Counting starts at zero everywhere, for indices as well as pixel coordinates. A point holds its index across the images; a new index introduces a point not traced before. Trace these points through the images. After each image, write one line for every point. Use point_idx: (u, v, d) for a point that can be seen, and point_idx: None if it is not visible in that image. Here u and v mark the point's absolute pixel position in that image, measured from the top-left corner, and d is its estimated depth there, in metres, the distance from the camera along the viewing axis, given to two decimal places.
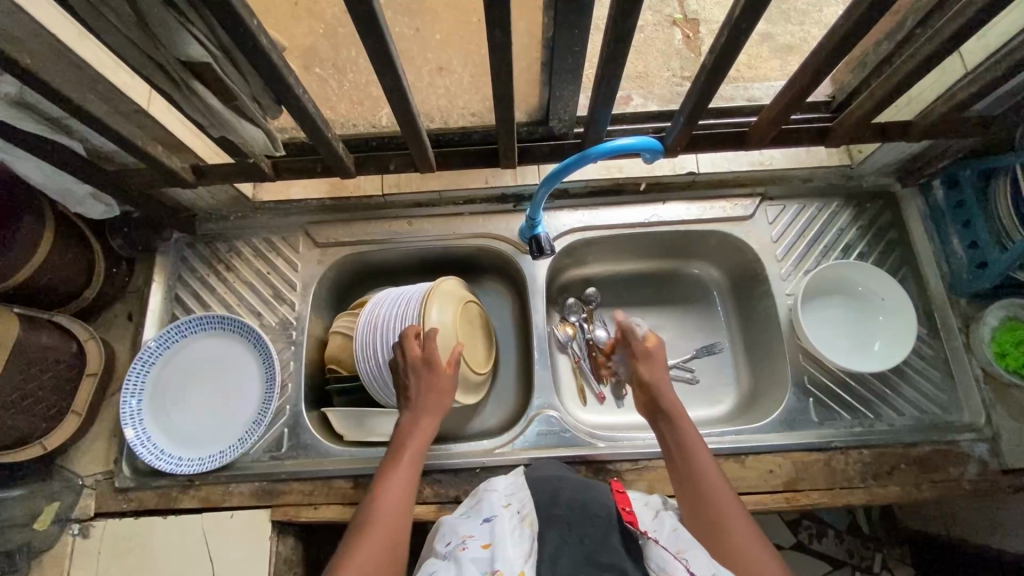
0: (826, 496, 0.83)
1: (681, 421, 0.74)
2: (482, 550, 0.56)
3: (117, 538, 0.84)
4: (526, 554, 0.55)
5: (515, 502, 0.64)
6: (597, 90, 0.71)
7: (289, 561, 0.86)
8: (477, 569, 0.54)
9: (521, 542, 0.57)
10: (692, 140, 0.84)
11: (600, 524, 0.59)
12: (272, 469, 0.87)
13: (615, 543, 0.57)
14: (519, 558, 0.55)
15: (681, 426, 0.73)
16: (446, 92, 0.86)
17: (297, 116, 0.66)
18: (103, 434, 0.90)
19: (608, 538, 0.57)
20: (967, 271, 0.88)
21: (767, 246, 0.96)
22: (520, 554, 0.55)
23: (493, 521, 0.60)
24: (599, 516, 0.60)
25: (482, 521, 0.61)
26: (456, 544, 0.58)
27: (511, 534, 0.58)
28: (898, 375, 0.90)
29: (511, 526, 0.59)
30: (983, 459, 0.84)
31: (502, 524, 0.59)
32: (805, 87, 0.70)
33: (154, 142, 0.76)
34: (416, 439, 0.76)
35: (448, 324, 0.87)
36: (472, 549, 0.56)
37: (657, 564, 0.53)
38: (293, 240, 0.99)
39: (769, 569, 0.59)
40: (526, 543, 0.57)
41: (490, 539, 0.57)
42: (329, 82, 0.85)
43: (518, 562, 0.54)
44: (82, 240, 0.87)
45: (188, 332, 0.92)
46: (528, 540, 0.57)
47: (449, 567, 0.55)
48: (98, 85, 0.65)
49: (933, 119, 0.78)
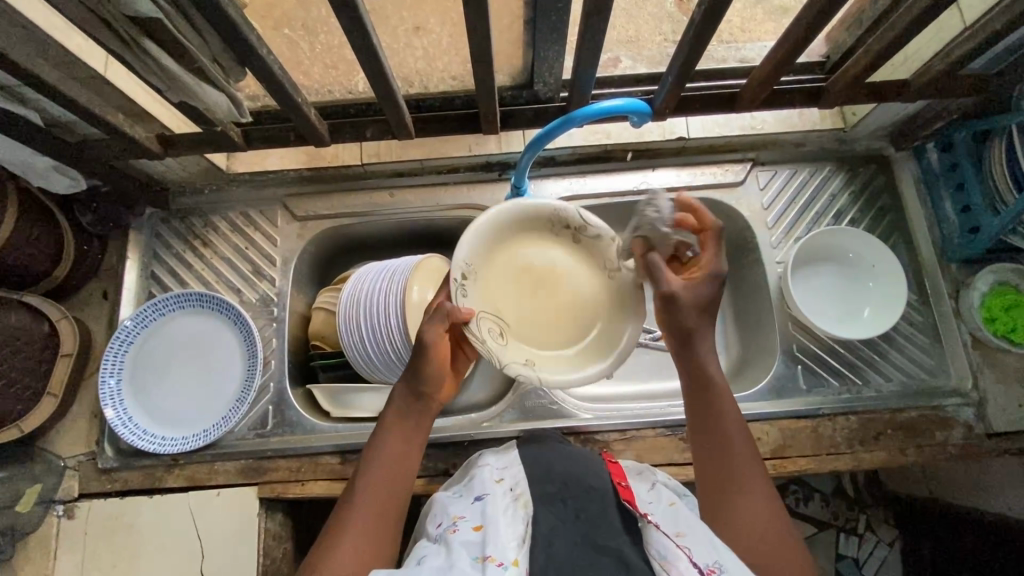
0: (813, 462, 0.83)
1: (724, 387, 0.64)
2: (472, 533, 0.55)
3: (103, 517, 0.83)
4: (519, 537, 0.54)
5: (508, 478, 0.65)
6: (581, 49, 0.67)
7: (278, 536, 0.86)
8: (467, 554, 0.52)
9: (514, 524, 0.56)
10: (681, 102, 0.81)
11: (595, 497, 0.60)
12: (257, 446, 0.86)
13: (613, 521, 0.56)
14: (511, 542, 0.53)
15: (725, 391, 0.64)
16: (425, 55, 0.81)
17: (262, 79, 0.62)
18: (84, 415, 0.89)
19: (606, 514, 0.57)
20: (958, 236, 0.88)
21: (758, 213, 0.94)
22: (513, 538, 0.54)
23: (484, 501, 0.59)
24: (594, 489, 0.61)
25: (473, 500, 0.61)
26: (447, 526, 0.57)
27: (504, 514, 0.57)
28: (886, 341, 0.89)
29: (504, 505, 0.59)
30: (969, 423, 0.84)
31: (492, 504, 0.58)
32: (797, 42, 0.67)
33: (115, 111, 0.72)
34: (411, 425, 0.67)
35: (553, 253, 0.74)
36: (463, 532, 0.55)
37: (658, 551, 0.51)
38: (271, 214, 0.96)
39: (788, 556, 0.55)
40: (520, 525, 0.56)
41: (480, 521, 0.56)
42: (299, 44, 0.79)
43: (511, 548, 0.53)
44: (48, 216, 0.83)
45: (166, 311, 0.90)
46: (521, 522, 0.56)
47: (439, 552, 0.53)
48: (46, 48, 0.61)
49: (929, 78, 0.75)
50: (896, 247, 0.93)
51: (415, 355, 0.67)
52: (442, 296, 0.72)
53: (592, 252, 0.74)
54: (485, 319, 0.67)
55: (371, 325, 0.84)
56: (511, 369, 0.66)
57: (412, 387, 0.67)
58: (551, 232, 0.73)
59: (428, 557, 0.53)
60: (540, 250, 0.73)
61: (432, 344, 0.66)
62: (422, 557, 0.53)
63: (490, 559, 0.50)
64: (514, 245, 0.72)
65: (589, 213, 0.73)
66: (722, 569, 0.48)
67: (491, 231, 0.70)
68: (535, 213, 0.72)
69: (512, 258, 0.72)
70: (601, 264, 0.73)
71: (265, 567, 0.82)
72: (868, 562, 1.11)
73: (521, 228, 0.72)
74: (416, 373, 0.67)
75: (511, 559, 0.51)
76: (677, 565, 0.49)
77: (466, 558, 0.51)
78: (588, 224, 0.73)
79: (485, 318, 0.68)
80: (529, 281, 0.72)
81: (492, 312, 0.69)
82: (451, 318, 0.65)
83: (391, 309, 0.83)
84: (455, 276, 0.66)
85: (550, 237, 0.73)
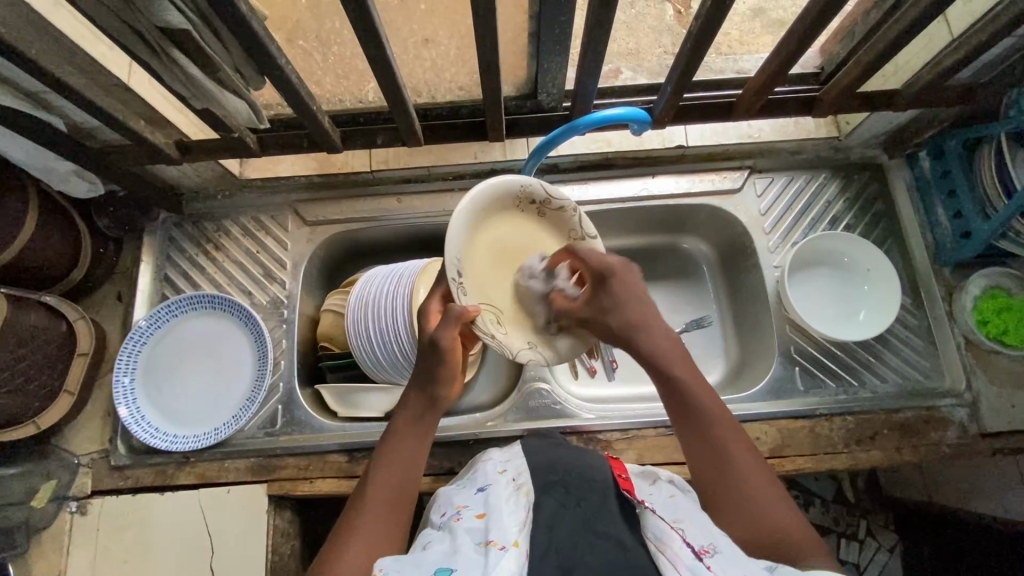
0: (810, 461, 0.85)
1: (694, 384, 0.67)
2: (476, 520, 0.57)
3: (116, 513, 0.85)
4: (522, 522, 0.55)
5: (510, 468, 0.67)
6: (584, 60, 0.71)
7: (286, 533, 0.88)
8: (471, 540, 0.54)
9: (517, 511, 0.57)
10: (680, 111, 0.84)
11: (597, 489, 0.61)
12: (267, 445, 0.88)
13: (613, 508, 0.58)
14: (514, 526, 0.54)
15: (697, 388, 0.67)
16: (433, 65, 0.84)
17: (280, 87, 0.65)
18: (97, 413, 0.91)
19: (606, 503, 0.59)
20: (951, 241, 0.90)
21: (755, 219, 0.96)
22: (515, 522, 0.55)
23: (487, 491, 0.62)
24: (596, 481, 0.63)
25: (477, 490, 0.63)
26: (452, 515, 0.60)
27: (506, 502, 0.59)
28: (881, 343, 0.91)
29: (506, 494, 0.60)
30: (963, 423, 0.86)
31: (496, 493, 0.61)
32: (792, 53, 0.69)
33: (137, 117, 0.75)
34: (413, 428, 0.69)
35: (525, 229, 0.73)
36: (467, 519, 0.58)
37: (653, 534, 0.53)
38: (282, 219, 0.99)
39: (793, 523, 0.59)
40: (521, 511, 0.57)
41: (484, 509, 0.58)
42: (313, 55, 0.81)
43: (513, 531, 0.54)
44: (67, 219, 0.86)
45: (180, 312, 0.92)
46: (523, 509, 0.57)
47: (444, 538, 0.56)
48: (74, 56, 0.64)
49: (920, 87, 0.78)
50: (890, 252, 0.95)
51: (429, 358, 0.68)
52: (437, 294, 0.71)
53: (560, 223, 0.74)
54: (486, 312, 0.68)
55: (379, 327, 0.86)
56: (524, 355, 0.70)
57: (426, 391, 0.69)
58: (518, 208, 0.72)
59: (433, 542, 0.56)
60: (512, 225, 0.72)
61: (447, 349, 0.67)
62: (428, 542, 0.56)
63: (493, 542, 0.52)
64: (488, 230, 0.70)
65: (553, 186, 0.71)
66: (716, 549, 0.52)
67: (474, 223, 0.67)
68: (504, 193, 0.69)
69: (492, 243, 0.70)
70: (570, 235, 0.74)
71: (273, 563, 0.84)
72: (869, 567, 1.13)
73: (491, 208, 0.69)
74: (430, 377, 0.69)
75: (512, 542, 0.52)
76: (672, 546, 0.51)
77: (470, 543, 0.53)
78: (552, 198, 0.71)
79: (487, 311, 0.69)
80: (507, 263, 0.71)
81: (490, 303, 0.69)
82: (462, 318, 0.65)
83: (398, 311, 0.85)
84: (452, 276, 0.65)
85: (520, 211, 0.72)
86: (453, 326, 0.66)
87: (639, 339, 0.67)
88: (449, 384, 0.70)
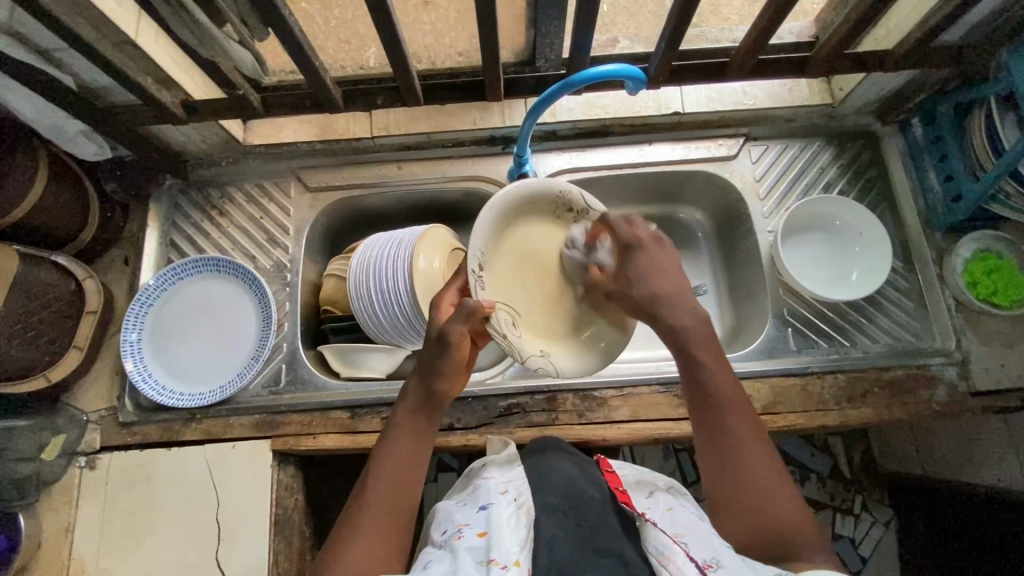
0: (801, 418, 0.87)
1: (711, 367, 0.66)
2: (477, 538, 0.59)
3: (123, 469, 0.87)
4: (522, 542, 0.58)
5: (512, 488, 0.67)
6: (579, 16, 0.72)
7: (290, 489, 0.90)
8: (472, 558, 0.56)
9: (518, 530, 0.59)
10: (675, 71, 0.85)
11: (595, 504, 0.66)
12: (271, 402, 0.90)
13: (614, 522, 0.63)
14: (514, 546, 0.57)
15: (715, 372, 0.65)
16: (433, 30, 0.89)
17: (281, 40, 0.67)
18: (106, 371, 0.93)
19: (608, 518, 0.64)
20: (942, 205, 0.92)
21: (750, 185, 0.98)
22: (516, 542, 0.58)
23: (488, 510, 0.62)
24: (593, 497, 0.67)
25: (478, 508, 0.64)
26: (452, 533, 0.61)
27: (508, 521, 0.60)
28: (873, 305, 0.93)
29: (507, 513, 0.62)
30: (952, 382, 0.88)
31: (497, 512, 0.62)
32: (781, 8, 0.71)
33: (144, 75, 0.77)
34: (415, 424, 0.69)
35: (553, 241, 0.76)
36: (468, 538, 0.59)
37: (655, 547, 0.55)
38: (285, 185, 1.01)
39: (800, 530, 0.57)
40: (522, 530, 0.60)
41: (485, 527, 0.60)
42: (316, 18, 0.88)
43: (514, 550, 0.56)
44: (77, 180, 0.88)
45: (184, 275, 0.94)
46: (524, 529, 0.60)
47: (444, 558, 0.57)
48: (83, 10, 0.66)
49: (908, 47, 0.79)
50: (882, 217, 0.97)
51: (434, 350, 0.69)
52: (452, 288, 0.75)
53: None
54: (502, 311, 0.70)
55: (380, 288, 0.88)
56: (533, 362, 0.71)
57: (427, 381, 0.70)
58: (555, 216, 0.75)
59: (433, 562, 0.57)
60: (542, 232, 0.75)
61: (455, 342, 0.68)
62: (428, 562, 0.58)
63: (494, 562, 0.54)
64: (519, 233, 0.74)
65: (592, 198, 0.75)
66: (720, 564, 0.51)
67: (506, 218, 0.71)
68: (542, 197, 0.73)
69: (518, 245, 0.74)
70: None
71: (277, 516, 0.86)
72: (864, 542, 1.15)
73: (527, 209, 0.73)
74: (433, 368, 0.69)
75: (513, 561, 0.55)
76: (676, 560, 0.52)
77: (471, 562, 0.55)
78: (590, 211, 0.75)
79: (502, 312, 0.70)
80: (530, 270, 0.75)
81: (507, 304, 0.72)
82: (475, 313, 0.67)
83: (398, 270, 0.87)
84: (473, 268, 0.68)
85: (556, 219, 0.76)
86: (466, 318, 0.67)
87: (669, 306, 0.69)
88: (453, 377, 0.70)
